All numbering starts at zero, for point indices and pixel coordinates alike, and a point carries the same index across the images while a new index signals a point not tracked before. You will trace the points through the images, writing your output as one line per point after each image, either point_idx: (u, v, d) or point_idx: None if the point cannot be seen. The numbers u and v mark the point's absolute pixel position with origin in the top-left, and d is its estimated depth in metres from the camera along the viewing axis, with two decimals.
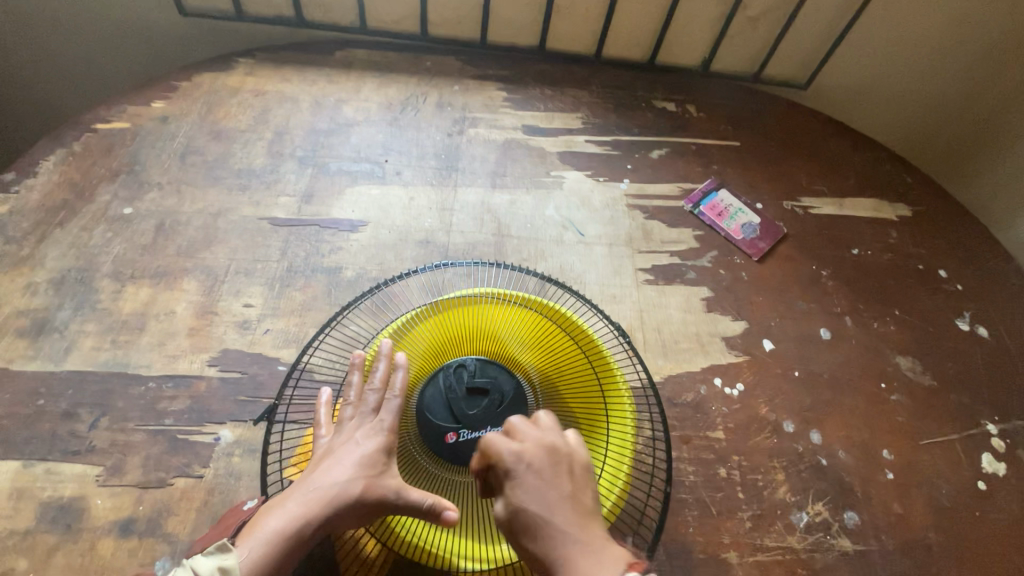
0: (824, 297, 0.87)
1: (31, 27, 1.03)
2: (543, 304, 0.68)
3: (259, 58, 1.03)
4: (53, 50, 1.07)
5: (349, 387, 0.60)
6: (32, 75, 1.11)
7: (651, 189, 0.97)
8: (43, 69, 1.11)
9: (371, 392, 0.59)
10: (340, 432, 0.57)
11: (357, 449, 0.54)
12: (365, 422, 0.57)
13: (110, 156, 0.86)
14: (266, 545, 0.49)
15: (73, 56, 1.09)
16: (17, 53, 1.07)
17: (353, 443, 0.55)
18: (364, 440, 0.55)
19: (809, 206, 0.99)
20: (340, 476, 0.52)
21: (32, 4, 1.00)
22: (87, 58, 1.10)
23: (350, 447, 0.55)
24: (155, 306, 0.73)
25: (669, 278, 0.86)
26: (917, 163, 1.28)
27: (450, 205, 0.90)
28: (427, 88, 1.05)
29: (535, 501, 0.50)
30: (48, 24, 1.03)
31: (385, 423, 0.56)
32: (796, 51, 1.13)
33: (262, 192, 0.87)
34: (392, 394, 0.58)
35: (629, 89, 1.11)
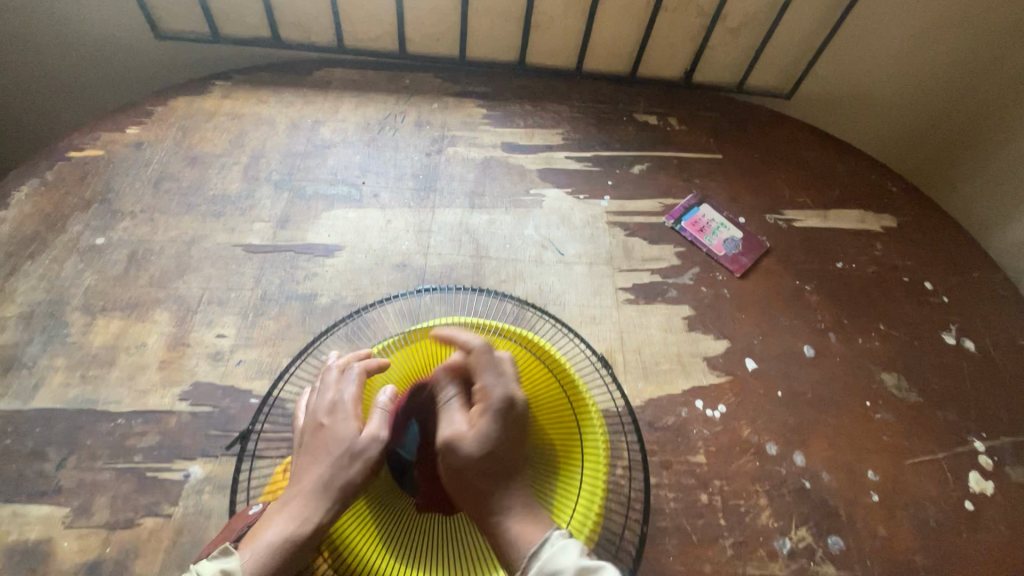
0: (808, 312, 0.86)
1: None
2: (511, 330, 0.67)
3: (235, 81, 1.03)
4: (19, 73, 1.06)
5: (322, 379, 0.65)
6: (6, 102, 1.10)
7: (632, 205, 0.96)
8: (17, 96, 1.10)
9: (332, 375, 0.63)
10: (311, 417, 0.61)
11: (333, 438, 0.59)
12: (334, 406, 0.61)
13: (84, 185, 0.86)
14: (265, 542, 0.53)
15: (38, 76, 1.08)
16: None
17: (323, 426, 0.60)
18: (333, 422, 0.60)
19: (793, 218, 0.98)
20: (316, 468, 0.57)
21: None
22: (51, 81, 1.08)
23: (321, 430, 0.59)
24: (125, 338, 0.72)
25: (650, 297, 0.85)
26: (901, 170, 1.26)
27: (428, 227, 0.89)
28: (406, 107, 1.04)
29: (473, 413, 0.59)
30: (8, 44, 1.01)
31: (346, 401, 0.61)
32: (776, 61, 1.13)
33: (237, 218, 0.86)
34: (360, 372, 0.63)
35: (610, 103, 1.11)
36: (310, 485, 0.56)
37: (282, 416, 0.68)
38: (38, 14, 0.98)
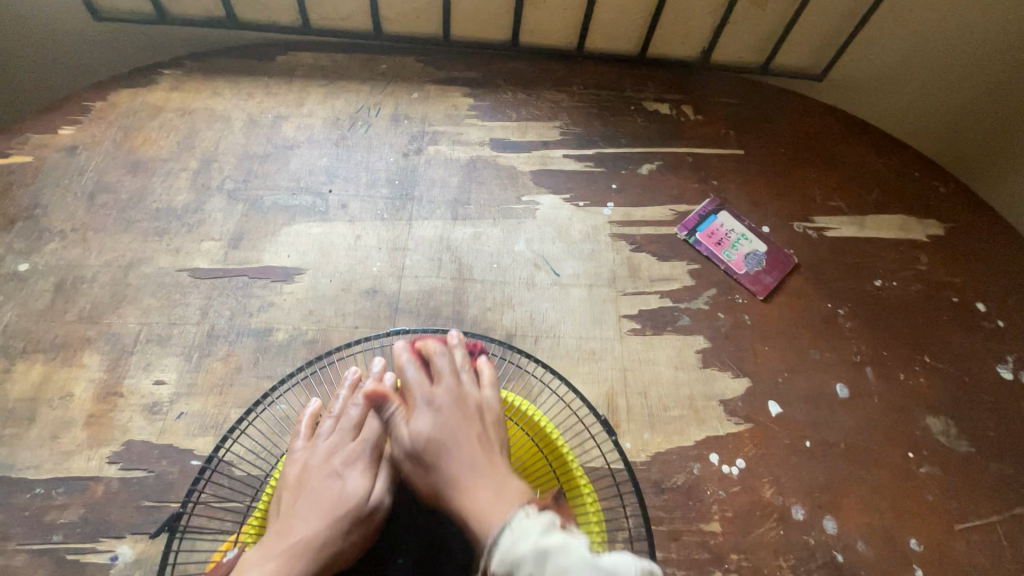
0: (842, 342, 0.75)
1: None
2: None
3: (186, 69, 0.90)
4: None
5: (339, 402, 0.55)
6: None
7: (639, 213, 0.84)
8: None
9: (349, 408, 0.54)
10: (317, 452, 0.51)
11: (345, 492, 0.49)
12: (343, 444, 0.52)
13: (8, 199, 0.75)
14: None
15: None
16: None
17: (335, 475, 0.50)
18: (345, 469, 0.50)
19: (824, 227, 0.85)
20: (316, 518, 0.47)
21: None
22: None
23: (331, 477, 0.49)
24: (48, 388, 0.62)
25: (659, 326, 0.74)
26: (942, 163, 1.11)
27: (403, 244, 0.77)
28: (381, 98, 0.91)
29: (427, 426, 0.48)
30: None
31: (368, 444, 0.52)
32: (809, 37, 0.98)
33: (183, 236, 0.75)
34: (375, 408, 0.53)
35: (615, 89, 0.97)
36: (304, 542, 0.45)
37: (228, 479, 0.59)
38: None
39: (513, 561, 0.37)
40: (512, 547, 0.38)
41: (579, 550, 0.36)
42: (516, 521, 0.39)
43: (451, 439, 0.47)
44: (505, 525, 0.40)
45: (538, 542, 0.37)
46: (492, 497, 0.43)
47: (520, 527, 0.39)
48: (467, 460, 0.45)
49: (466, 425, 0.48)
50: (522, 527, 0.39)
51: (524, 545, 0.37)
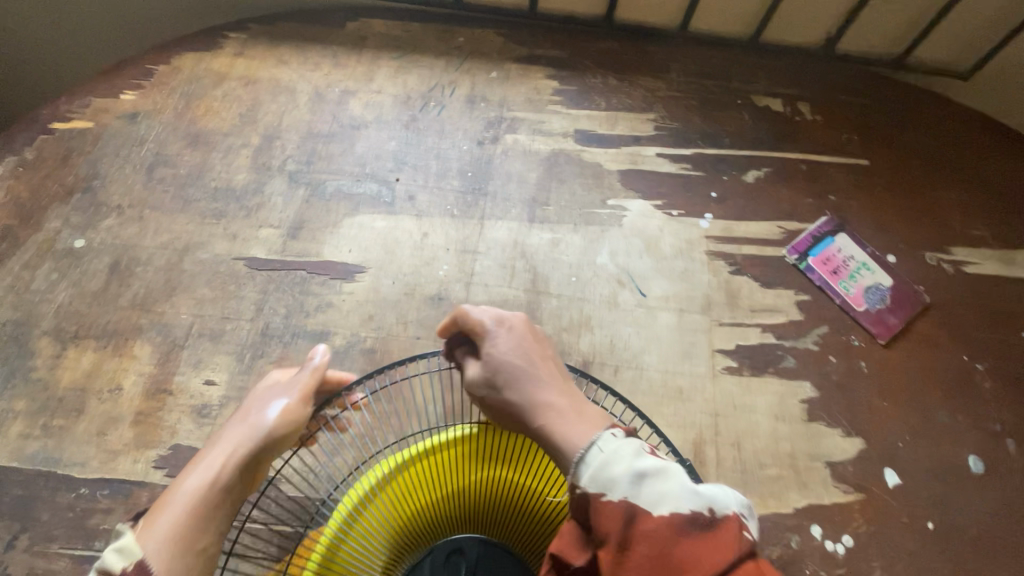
0: (978, 405, 0.63)
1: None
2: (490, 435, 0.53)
3: (252, 33, 0.83)
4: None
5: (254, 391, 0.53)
6: None
7: (742, 228, 0.73)
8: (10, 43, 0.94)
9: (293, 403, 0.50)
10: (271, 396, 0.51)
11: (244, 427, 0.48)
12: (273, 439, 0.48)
13: (66, 168, 0.71)
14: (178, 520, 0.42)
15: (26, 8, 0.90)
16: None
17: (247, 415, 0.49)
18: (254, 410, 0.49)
19: (963, 261, 0.72)
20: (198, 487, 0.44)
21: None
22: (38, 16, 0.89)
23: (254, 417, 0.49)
24: (98, 380, 0.59)
25: (759, 366, 0.64)
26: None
27: (473, 246, 0.69)
28: (457, 76, 0.82)
29: (508, 356, 0.47)
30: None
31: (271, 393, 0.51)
32: (962, 28, 0.82)
33: (241, 221, 0.69)
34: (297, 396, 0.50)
35: (720, 79, 0.84)
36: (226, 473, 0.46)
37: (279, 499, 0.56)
38: None
39: (609, 477, 0.38)
40: (605, 465, 0.38)
41: (676, 478, 0.37)
42: (603, 437, 0.40)
43: (530, 364, 0.47)
44: (593, 441, 0.40)
45: (633, 466, 0.37)
46: (584, 429, 0.43)
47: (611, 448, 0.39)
48: (551, 388, 0.46)
49: (542, 356, 0.48)
50: (612, 446, 0.39)
51: (618, 466, 0.38)
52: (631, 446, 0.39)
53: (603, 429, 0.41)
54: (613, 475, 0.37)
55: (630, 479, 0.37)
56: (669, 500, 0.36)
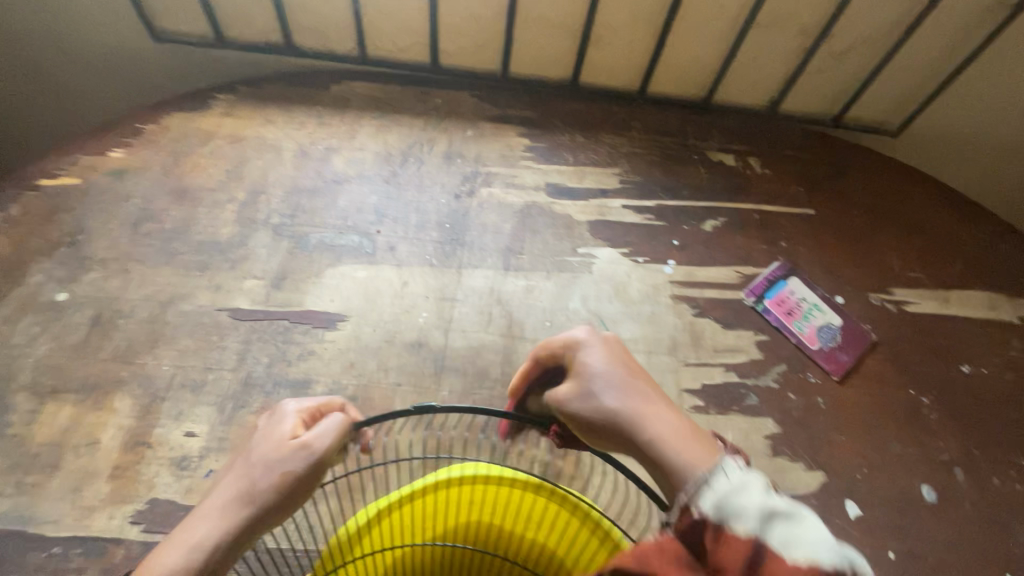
0: (927, 437, 0.67)
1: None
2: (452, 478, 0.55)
3: (240, 94, 0.88)
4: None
5: (266, 427, 0.52)
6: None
7: (703, 274, 0.78)
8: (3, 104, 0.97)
9: (301, 463, 0.49)
10: (273, 445, 0.50)
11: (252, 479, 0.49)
12: (281, 501, 0.48)
13: (52, 223, 0.73)
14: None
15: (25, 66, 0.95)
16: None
17: (252, 468, 0.49)
18: (264, 464, 0.49)
19: (905, 300, 0.78)
20: (185, 558, 0.46)
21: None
22: (32, 75, 0.93)
23: (251, 471, 0.49)
24: (75, 434, 0.59)
25: (724, 404, 0.68)
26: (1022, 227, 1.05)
27: (451, 294, 0.73)
28: (434, 133, 0.87)
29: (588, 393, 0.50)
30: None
31: (281, 456, 0.49)
32: (887, 91, 0.92)
33: (225, 273, 0.71)
34: (310, 456, 0.49)
35: (678, 136, 0.91)
36: (196, 541, 0.46)
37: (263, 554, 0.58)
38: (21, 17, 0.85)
39: (738, 503, 0.39)
40: (732, 493, 0.40)
41: (814, 526, 0.38)
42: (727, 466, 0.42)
43: (611, 372, 0.50)
44: (715, 467, 0.42)
45: (768, 497, 0.39)
46: (699, 453, 0.44)
47: (740, 476, 0.41)
48: (642, 407, 0.48)
49: (632, 368, 0.51)
50: (739, 478, 0.41)
51: (748, 497, 0.39)
52: (755, 479, 0.41)
53: (723, 455, 0.43)
54: (743, 502, 0.39)
55: (762, 508, 0.38)
56: (804, 545, 0.37)
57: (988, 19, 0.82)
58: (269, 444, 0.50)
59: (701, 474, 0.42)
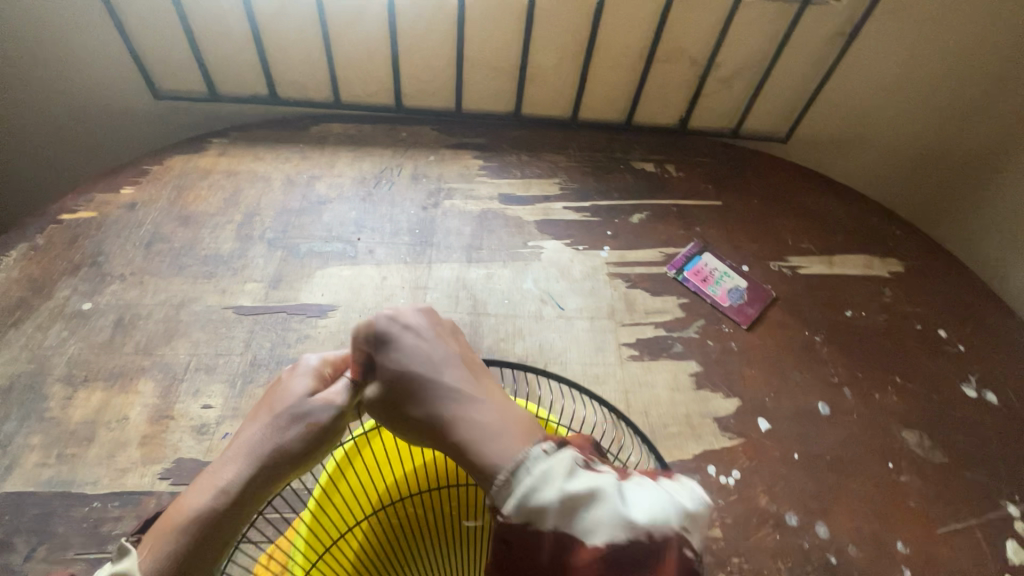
0: (820, 366, 0.83)
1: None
2: None
3: (233, 138, 1.02)
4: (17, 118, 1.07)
5: (289, 380, 0.57)
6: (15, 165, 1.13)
7: (633, 255, 0.94)
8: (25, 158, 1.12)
9: (328, 416, 0.54)
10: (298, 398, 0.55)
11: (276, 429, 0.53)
12: (308, 451, 0.53)
13: (73, 249, 0.84)
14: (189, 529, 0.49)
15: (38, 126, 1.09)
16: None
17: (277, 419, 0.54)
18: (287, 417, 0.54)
19: (798, 265, 0.95)
20: (213, 507, 0.50)
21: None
22: (53, 134, 1.08)
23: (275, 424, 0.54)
24: (105, 412, 0.69)
25: (655, 352, 0.82)
26: (893, 206, 1.28)
27: (424, 284, 0.87)
28: (402, 160, 1.03)
29: (409, 366, 0.52)
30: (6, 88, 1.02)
31: (306, 411, 0.54)
32: (771, 107, 1.12)
33: (229, 279, 0.84)
34: (337, 408, 0.54)
35: (606, 151, 1.09)
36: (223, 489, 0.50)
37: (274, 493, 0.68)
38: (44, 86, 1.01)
39: (538, 502, 0.43)
40: (539, 488, 0.43)
41: (609, 502, 0.43)
42: (533, 454, 0.45)
43: (433, 359, 0.53)
44: (522, 458, 0.45)
45: (564, 487, 0.43)
46: (514, 443, 0.47)
47: (542, 467, 0.44)
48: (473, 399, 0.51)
49: (467, 358, 0.55)
50: (542, 471, 0.44)
51: (546, 490, 0.43)
52: (561, 461, 0.44)
53: (534, 444, 0.46)
54: (542, 498, 0.43)
55: (558, 502, 0.42)
56: (602, 528, 0.42)
57: (834, 44, 1.02)
58: (292, 397, 0.55)
59: (509, 468, 0.45)
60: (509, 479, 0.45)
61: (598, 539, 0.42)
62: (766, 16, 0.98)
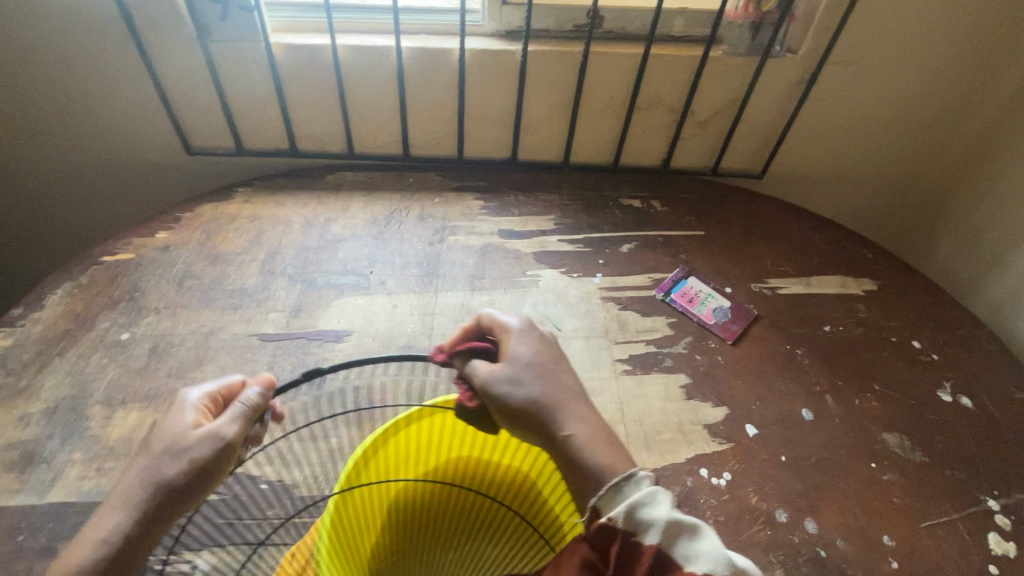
0: (802, 376, 0.89)
1: (46, 152, 1.15)
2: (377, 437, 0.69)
3: (256, 186, 1.12)
4: (66, 171, 1.19)
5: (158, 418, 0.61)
6: (63, 213, 1.26)
7: (623, 281, 1.02)
8: (72, 206, 1.25)
9: (214, 447, 0.59)
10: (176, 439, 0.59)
11: (153, 472, 0.58)
12: (192, 485, 0.58)
13: (113, 286, 0.93)
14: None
15: (82, 177, 1.20)
16: (33, 174, 1.19)
17: (156, 463, 0.58)
18: (165, 460, 0.58)
19: (777, 286, 1.02)
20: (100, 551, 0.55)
21: (41, 126, 1.11)
22: (99, 186, 1.22)
23: (155, 466, 0.58)
24: (142, 430, 0.76)
25: (647, 367, 0.89)
26: (859, 227, 1.40)
27: (432, 310, 0.95)
28: (410, 203, 1.13)
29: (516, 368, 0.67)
30: (56, 145, 1.14)
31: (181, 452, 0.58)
32: (745, 149, 1.22)
33: (253, 309, 0.92)
34: (220, 443, 0.59)
35: (596, 189, 1.18)
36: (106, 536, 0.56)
37: (292, 498, 0.73)
38: (93, 145, 1.15)
39: (647, 517, 0.56)
40: (649, 508, 0.56)
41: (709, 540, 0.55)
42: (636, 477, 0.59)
43: (512, 359, 0.67)
44: (635, 479, 0.59)
45: (671, 513, 0.55)
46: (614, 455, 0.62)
47: (651, 489, 0.57)
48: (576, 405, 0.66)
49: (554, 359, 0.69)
50: (654, 496, 0.57)
51: (657, 510, 0.56)
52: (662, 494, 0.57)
53: (639, 469, 0.59)
54: (649, 509, 0.56)
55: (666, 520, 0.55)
56: (701, 560, 0.54)
57: (796, 90, 1.12)
58: (167, 436, 0.59)
59: (620, 476, 0.59)
60: (617, 486, 0.59)
61: (694, 568, 0.54)
62: (733, 70, 1.09)
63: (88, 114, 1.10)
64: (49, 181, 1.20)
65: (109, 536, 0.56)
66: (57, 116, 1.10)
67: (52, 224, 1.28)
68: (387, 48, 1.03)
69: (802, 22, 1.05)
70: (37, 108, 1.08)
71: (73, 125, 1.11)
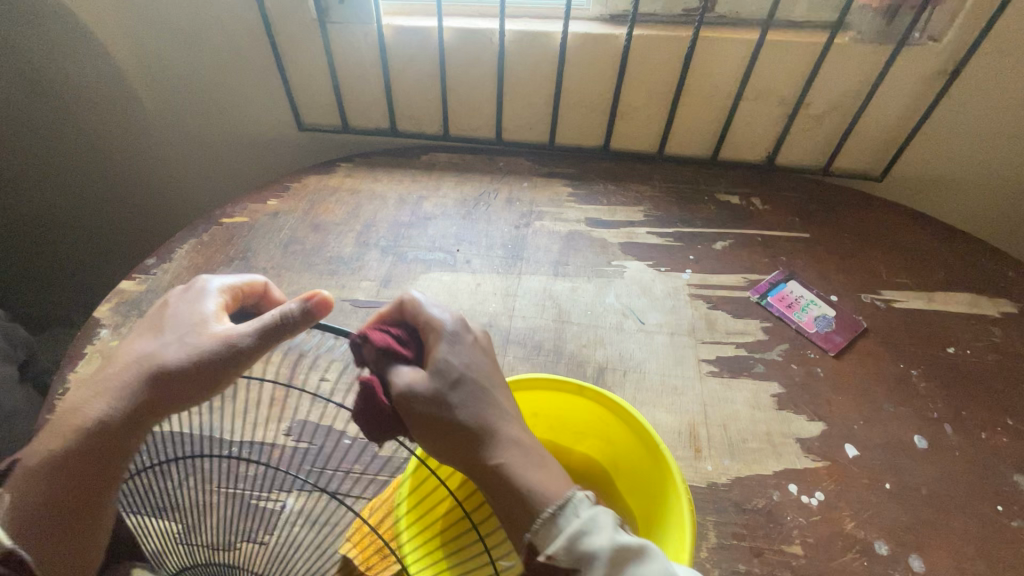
0: (917, 400, 0.80)
1: (182, 124, 1.29)
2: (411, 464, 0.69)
3: (357, 162, 1.18)
4: (197, 142, 1.32)
5: (188, 304, 0.64)
6: (191, 179, 1.41)
7: (715, 278, 0.96)
8: (199, 173, 1.39)
9: (224, 351, 0.59)
10: (191, 332, 0.61)
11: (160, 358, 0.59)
12: (200, 379, 0.59)
13: (229, 245, 1.02)
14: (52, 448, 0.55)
15: (209, 147, 1.33)
16: (170, 144, 1.33)
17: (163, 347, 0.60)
18: (171, 348, 0.60)
19: (893, 299, 0.92)
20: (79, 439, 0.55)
21: (180, 100, 1.24)
22: (222, 156, 1.34)
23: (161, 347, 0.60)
24: None
25: (735, 371, 0.84)
26: (998, 243, 1.23)
27: (514, 291, 0.95)
28: (498, 185, 1.13)
29: (463, 366, 0.59)
30: (191, 117, 1.28)
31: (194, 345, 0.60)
32: (865, 147, 1.11)
33: (348, 277, 0.98)
34: (233, 347, 0.59)
35: (691, 183, 1.13)
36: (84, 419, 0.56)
37: (374, 456, 0.77)
38: (220, 118, 1.27)
39: (590, 548, 0.50)
40: (588, 537, 0.50)
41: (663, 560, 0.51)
42: (574, 495, 0.53)
43: (480, 361, 0.61)
44: (564, 498, 0.53)
45: (615, 538, 0.50)
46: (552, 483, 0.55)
47: (589, 514, 0.52)
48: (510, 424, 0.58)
49: (488, 361, 0.61)
50: (603, 519, 0.51)
51: (597, 540, 0.50)
52: (602, 509, 0.53)
53: (572, 490, 0.54)
54: (593, 543, 0.50)
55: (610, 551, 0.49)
56: None
57: (935, 83, 1.00)
58: (192, 323, 0.62)
59: (553, 506, 0.53)
60: (552, 517, 0.52)
61: None
62: (860, 59, 0.99)
63: (219, 90, 1.21)
64: (183, 149, 1.34)
65: (102, 422, 0.56)
66: (192, 91, 1.22)
67: (181, 189, 1.43)
68: (490, 31, 1.04)
69: (949, 7, 0.93)
70: (177, 84, 1.21)
71: (206, 99, 1.23)
